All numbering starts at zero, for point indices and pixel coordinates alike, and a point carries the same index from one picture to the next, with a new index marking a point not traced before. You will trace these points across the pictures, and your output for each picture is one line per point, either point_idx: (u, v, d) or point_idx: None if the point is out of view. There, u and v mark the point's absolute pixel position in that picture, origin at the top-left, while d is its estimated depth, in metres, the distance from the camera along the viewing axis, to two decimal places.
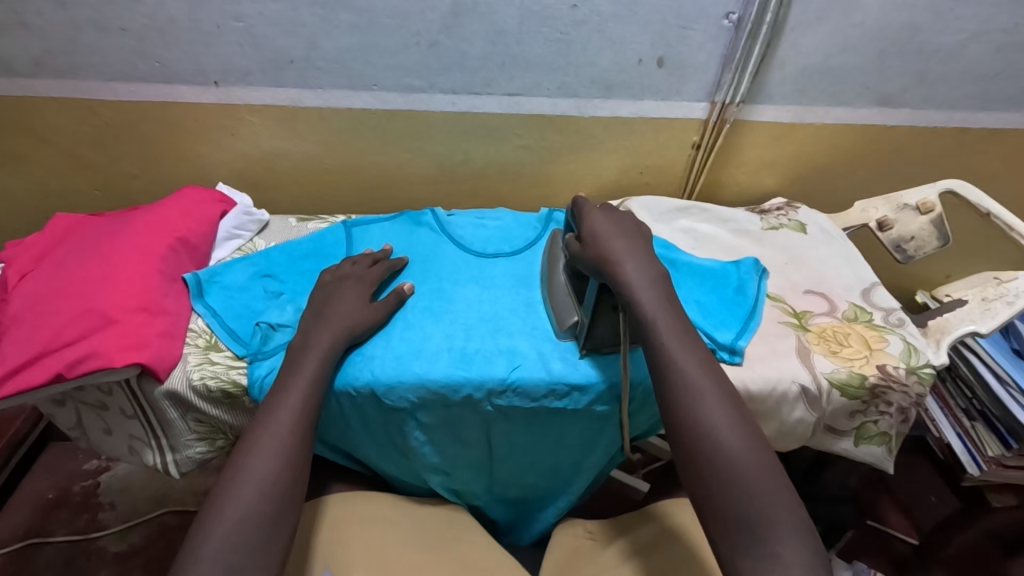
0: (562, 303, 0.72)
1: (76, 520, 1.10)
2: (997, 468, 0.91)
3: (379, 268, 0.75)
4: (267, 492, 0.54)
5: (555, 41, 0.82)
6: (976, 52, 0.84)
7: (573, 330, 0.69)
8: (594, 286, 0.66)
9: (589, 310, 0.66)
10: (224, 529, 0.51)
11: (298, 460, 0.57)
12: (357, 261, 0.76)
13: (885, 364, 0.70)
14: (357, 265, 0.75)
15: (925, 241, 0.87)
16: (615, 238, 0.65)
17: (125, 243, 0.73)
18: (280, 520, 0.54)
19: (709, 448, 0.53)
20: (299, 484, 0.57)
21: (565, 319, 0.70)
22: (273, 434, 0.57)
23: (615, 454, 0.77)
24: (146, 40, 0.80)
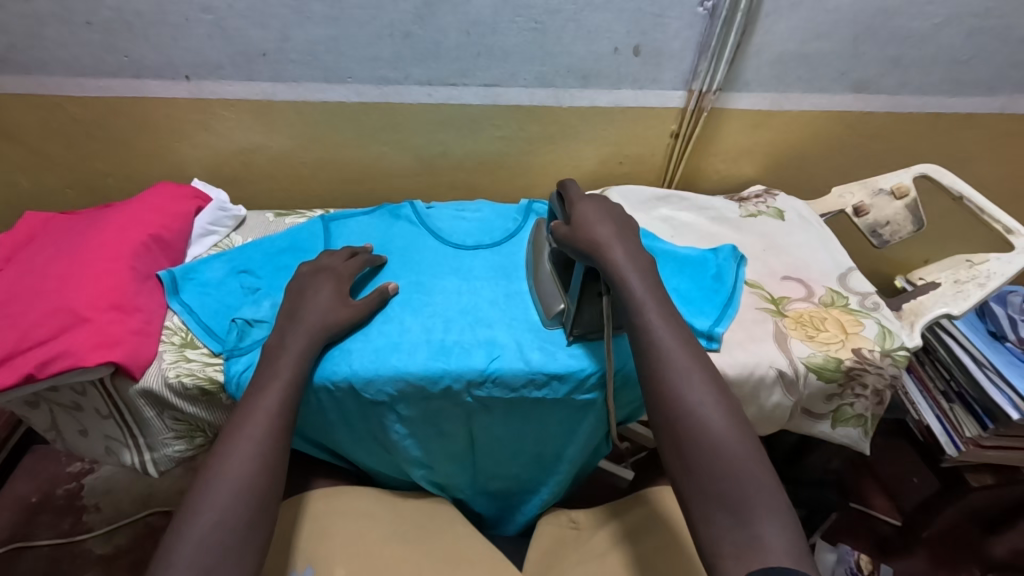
0: (546, 292, 0.72)
1: (60, 523, 1.09)
2: (975, 448, 0.93)
3: (357, 261, 0.75)
4: (241, 494, 0.54)
5: (530, 30, 0.81)
6: (948, 37, 0.85)
7: (559, 318, 0.70)
8: (581, 269, 0.67)
9: (575, 296, 0.67)
10: (198, 532, 0.51)
11: (274, 461, 0.57)
12: (335, 253, 0.76)
13: (861, 348, 0.71)
14: (334, 257, 0.75)
15: (900, 225, 0.88)
16: (593, 224, 0.65)
17: (97, 241, 0.72)
18: (255, 521, 0.54)
19: (677, 427, 0.53)
20: (275, 485, 0.56)
21: (549, 307, 0.71)
22: (249, 435, 0.57)
23: (601, 444, 0.77)
24: (112, 33, 0.79)
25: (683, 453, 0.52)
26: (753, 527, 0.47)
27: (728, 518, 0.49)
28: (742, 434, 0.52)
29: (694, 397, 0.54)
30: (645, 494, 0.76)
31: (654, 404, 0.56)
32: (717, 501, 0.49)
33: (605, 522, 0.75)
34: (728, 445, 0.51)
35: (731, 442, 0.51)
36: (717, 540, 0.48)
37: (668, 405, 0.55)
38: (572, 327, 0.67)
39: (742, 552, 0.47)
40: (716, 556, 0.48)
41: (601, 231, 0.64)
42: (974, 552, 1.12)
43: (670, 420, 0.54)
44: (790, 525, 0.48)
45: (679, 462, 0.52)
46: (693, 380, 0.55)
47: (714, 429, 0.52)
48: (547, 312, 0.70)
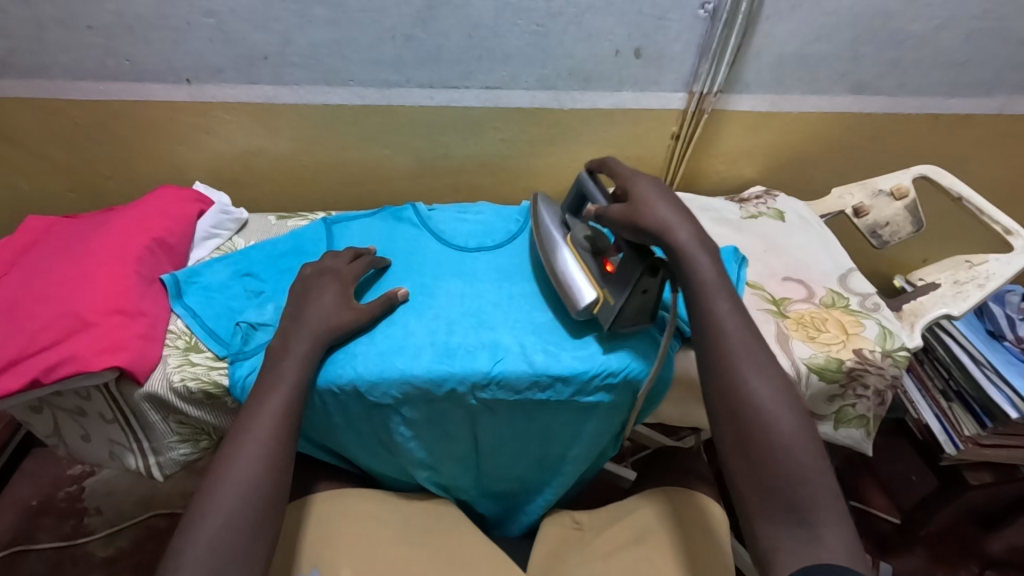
0: (574, 279, 0.69)
1: (62, 526, 1.09)
2: (974, 446, 0.94)
3: (361, 264, 0.75)
4: (252, 497, 0.54)
5: (531, 33, 0.81)
6: (947, 38, 0.85)
7: (592, 310, 0.67)
8: (631, 263, 0.63)
9: (621, 293, 0.64)
10: (212, 536, 0.51)
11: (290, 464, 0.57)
12: (339, 255, 0.76)
13: (862, 348, 0.71)
14: (339, 260, 0.75)
15: (900, 226, 0.89)
16: (654, 204, 0.65)
17: (101, 245, 0.72)
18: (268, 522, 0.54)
19: (738, 422, 0.54)
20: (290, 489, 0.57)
21: (582, 297, 0.67)
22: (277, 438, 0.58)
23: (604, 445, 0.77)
24: (114, 37, 0.79)
25: (749, 449, 0.53)
26: (817, 528, 0.49)
27: (789, 518, 0.50)
28: (809, 433, 0.53)
29: (763, 393, 0.54)
30: (648, 495, 0.77)
31: (722, 395, 0.56)
32: (779, 502, 0.50)
33: (610, 522, 0.76)
34: (800, 446, 0.52)
35: (801, 443, 0.52)
36: (779, 538, 0.50)
37: (734, 396, 0.55)
38: (615, 322, 0.66)
39: (806, 550, 0.49)
40: (774, 550, 0.50)
41: (664, 212, 0.64)
42: (972, 549, 1.13)
43: (734, 411, 0.55)
44: (847, 525, 0.50)
45: (742, 458, 0.53)
46: (765, 373, 0.56)
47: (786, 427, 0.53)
48: (582, 302, 0.67)
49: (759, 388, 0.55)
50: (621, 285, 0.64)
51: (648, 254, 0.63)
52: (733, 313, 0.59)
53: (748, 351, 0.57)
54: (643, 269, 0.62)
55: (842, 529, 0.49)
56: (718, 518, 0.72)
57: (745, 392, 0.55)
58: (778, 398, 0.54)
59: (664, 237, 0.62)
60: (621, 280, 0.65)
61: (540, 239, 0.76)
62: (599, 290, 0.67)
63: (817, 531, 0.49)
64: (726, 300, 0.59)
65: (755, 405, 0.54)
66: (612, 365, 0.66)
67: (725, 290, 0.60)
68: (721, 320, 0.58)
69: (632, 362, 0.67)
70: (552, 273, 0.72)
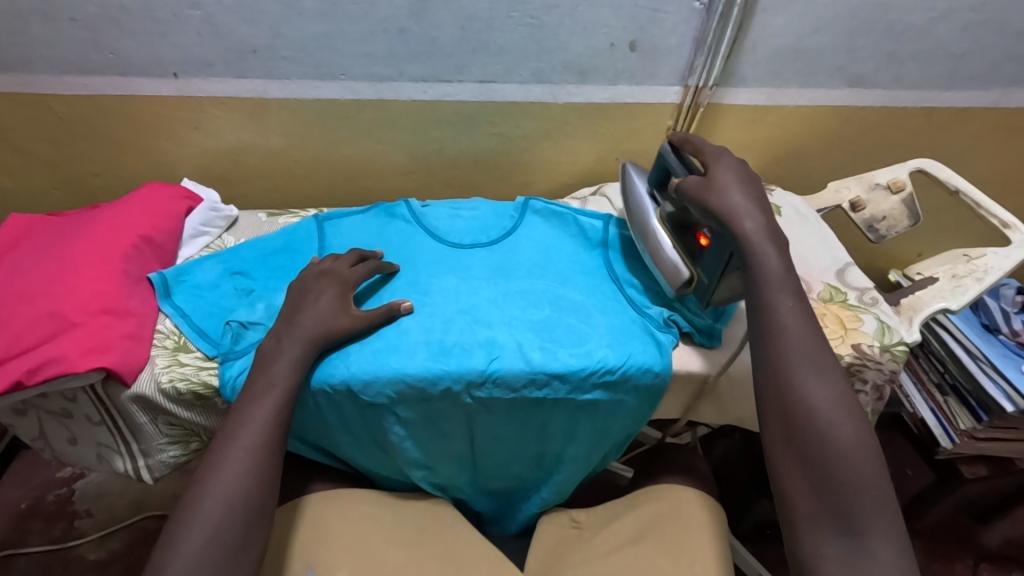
0: (669, 256, 0.70)
1: (51, 529, 1.07)
2: (969, 440, 0.94)
3: (364, 267, 0.73)
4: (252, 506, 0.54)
5: (526, 26, 0.80)
6: (943, 31, 0.85)
7: (688, 288, 0.70)
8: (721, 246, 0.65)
9: (711, 274, 0.67)
10: (218, 551, 0.51)
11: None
12: (340, 257, 0.73)
13: (861, 343, 0.71)
14: (339, 262, 0.73)
15: (897, 220, 0.88)
16: (726, 190, 0.63)
17: (87, 244, 0.71)
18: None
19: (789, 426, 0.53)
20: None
21: (679, 275, 0.69)
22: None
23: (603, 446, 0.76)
24: (98, 30, 0.77)
25: (800, 452, 0.52)
26: (867, 539, 0.49)
27: (836, 527, 0.50)
28: (867, 442, 0.52)
29: (820, 396, 0.54)
30: (647, 492, 0.77)
31: (774, 394, 0.55)
32: (826, 507, 0.50)
33: (612, 520, 0.76)
34: (859, 457, 0.51)
35: (857, 452, 0.51)
36: (823, 547, 0.50)
37: (789, 398, 0.54)
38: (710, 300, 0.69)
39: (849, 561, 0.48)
40: (816, 557, 0.50)
41: (736, 198, 0.62)
42: (967, 542, 1.13)
43: (787, 411, 0.54)
44: (897, 535, 0.49)
45: (794, 460, 0.53)
46: (816, 375, 0.55)
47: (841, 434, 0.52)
48: (679, 281, 0.69)
49: (815, 392, 0.54)
50: (714, 265, 0.66)
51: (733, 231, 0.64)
52: (797, 310, 0.57)
53: (796, 350, 0.55)
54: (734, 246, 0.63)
55: (892, 539, 0.49)
56: (717, 515, 0.73)
57: (800, 397, 0.54)
58: (815, 399, 0.54)
59: (732, 225, 0.61)
60: (713, 260, 0.66)
61: (631, 212, 0.75)
62: (693, 268, 0.69)
63: (866, 543, 0.49)
64: (789, 297, 0.58)
65: (809, 409, 0.53)
66: (609, 363, 0.66)
67: (790, 284, 0.58)
68: (781, 316, 0.57)
69: (629, 360, 0.66)
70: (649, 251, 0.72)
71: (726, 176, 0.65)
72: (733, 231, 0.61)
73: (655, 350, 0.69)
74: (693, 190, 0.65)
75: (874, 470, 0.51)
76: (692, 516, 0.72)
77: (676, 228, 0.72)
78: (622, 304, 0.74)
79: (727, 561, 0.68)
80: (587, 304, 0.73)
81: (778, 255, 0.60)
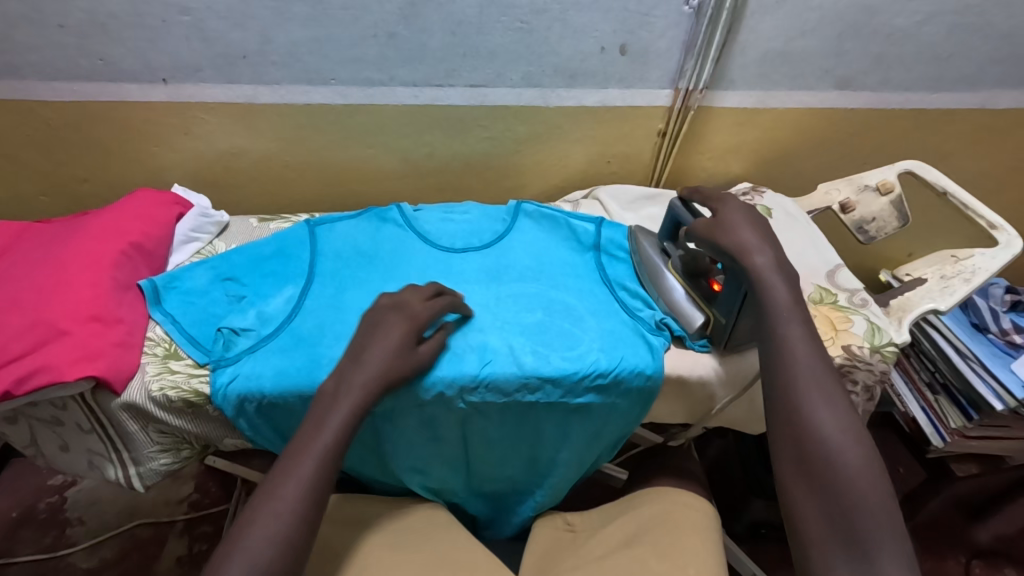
0: (684, 305, 0.72)
1: (43, 538, 1.06)
2: (959, 438, 0.95)
3: (441, 303, 0.67)
4: (275, 539, 0.52)
5: (516, 30, 0.80)
6: (930, 33, 0.85)
7: (704, 330, 0.71)
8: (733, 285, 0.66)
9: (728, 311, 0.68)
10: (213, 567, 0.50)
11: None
12: (418, 288, 0.68)
13: (851, 344, 0.71)
14: (415, 293, 0.67)
15: (886, 221, 0.89)
16: (736, 228, 0.65)
17: (76, 251, 0.70)
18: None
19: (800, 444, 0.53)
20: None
21: (693, 320, 0.71)
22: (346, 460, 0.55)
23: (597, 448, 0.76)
24: (85, 36, 0.76)
25: (813, 479, 0.51)
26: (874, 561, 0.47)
27: (846, 550, 0.48)
28: (874, 462, 0.52)
29: (829, 424, 0.53)
30: (641, 495, 0.77)
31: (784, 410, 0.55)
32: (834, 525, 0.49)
33: (604, 524, 0.75)
34: (866, 480, 0.50)
35: (866, 477, 0.50)
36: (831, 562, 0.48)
37: (800, 424, 0.54)
38: (730, 338, 0.69)
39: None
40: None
41: (747, 236, 0.64)
42: (959, 539, 1.14)
43: (799, 439, 0.53)
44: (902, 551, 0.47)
45: (806, 486, 0.51)
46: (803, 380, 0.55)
47: (850, 459, 0.51)
48: (694, 325, 0.71)
49: (828, 419, 0.53)
50: (729, 303, 0.67)
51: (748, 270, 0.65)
52: (807, 341, 0.57)
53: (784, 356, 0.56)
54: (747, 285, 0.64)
55: (900, 558, 0.47)
56: (707, 518, 0.73)
57: (807, 417, 0.54)
58: (804, 404, 0.54)
59: (740, 260, 0.62)
60: (728, 298, 0.67)
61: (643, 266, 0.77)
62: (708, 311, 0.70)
63: (875, 565, 0.46)
64: (798, 327, 0.58)
65: (819, 434, 0.53)
66: (601, 367, 0.66)
67: (799, 317, 0.59)
68: (789, 344, 0.58)
69: (621, 364, 0.66)
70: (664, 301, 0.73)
71: (736, 217, 0.66)
72: (744, 265, 0.62)
73: (647, 353, 0.69)
74: (703, 232, 0.67)
75: (886, 497, 0.50)
76: (686, 519, 0.72)
77: (688, 275, 0.74)
78: (614, 307, 0.74)
79: (721, 562, 0.68)
80: (579, 307, 0.73)
81: (787, 288, 0.60)
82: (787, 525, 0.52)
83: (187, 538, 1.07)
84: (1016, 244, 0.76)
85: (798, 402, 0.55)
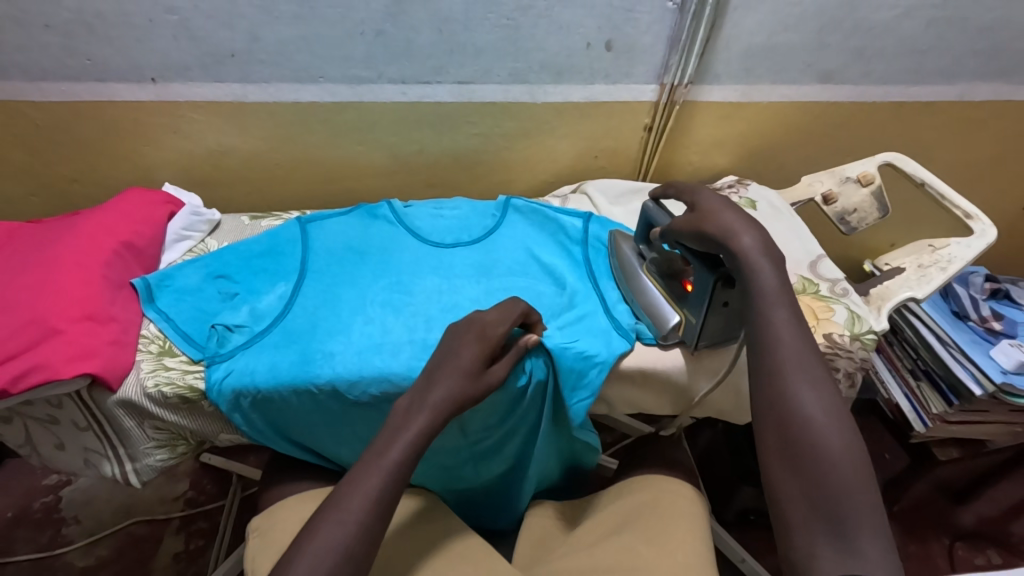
0: (657, 306, 0.72)
1: (39, 537, 1.07)
2: (941, 423, 0.97)
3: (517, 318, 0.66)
4: None
5: (502, 27, 0.81)
6: (909, 28, 0.87)
7: (678, 331, 0.70)
8: (706, 282, 0.64)
9: (699, 310, 0.67)
10: None
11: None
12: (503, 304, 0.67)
13: (832, 332, 0.73)
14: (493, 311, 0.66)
15: (867, 212, 0.91)
16: (720, 211, 0.63)
17: (68, 250, 0.71)
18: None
19: (784, 427, 0.50)
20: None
21: (667, 320, 0.70)
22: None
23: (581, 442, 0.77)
24: (72, 35, 0.77)
25: (796, 458, 0.49)
26: (855, 540, 0.44)
27: (828, 528, 0.46)
28: (860, 445, 0.49)
29: (814, 407, 0.50)
30: (634, 483, 0.79)
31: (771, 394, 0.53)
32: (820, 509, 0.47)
33: (596, 513, 0.77)
34: (849, 462, 0.48)
35: (850, 458, 0.48)
36: (816, 541, 0.45)
37: (784, 406, 0.51)
38: (700, 338, 0.68)
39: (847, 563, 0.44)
40: (811, 557, 0.45)
41: (730, 218, 0.61)
42: (943, 522, 1.17)
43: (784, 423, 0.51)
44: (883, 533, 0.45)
45: (787, 466, 0.49)
46: None
47: (835, 442, 0.48)
48: (667, 325, 0.70)
49: (810, 403, 0.51)
50: (700, 301, 0.66)
51: (718, 264, 0.64)
52: (792, 323, 0.55)
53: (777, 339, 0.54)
54: (715, 281, 0.63)
55: (884, 538, 0.45)
56: (693, 506, 0.75)
57: None
58: None
59: (729, 243, 0.60)
60: (699, 297, 0.66)
61: (619, 273, 0.77)
62: (682, 311, 0.70)
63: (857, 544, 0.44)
64: (786, 309, 0.55)
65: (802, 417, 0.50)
66: (544, 346, 0.69)
67: (787, 300, 0.56)
68: (777, 328, 0.55)
69: (571, 346, 0.69)
70: (639, 304, 0.73)
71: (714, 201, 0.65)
72: (732, 248, 0.59)
73: (606, 348, 0.69)
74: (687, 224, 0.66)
75: (866, 480, 0.47)
76: (677, 504, 0.74)
77: (663, 278, 0.73)
78: (595, 303, 0.75)
79: (710, 543, 0.70)
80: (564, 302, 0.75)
81: (775, 271, 0.57)
82: (772, 506, 0.50)
83: (183, 534, 1.08)
84: (990, 234, 0.78)
85: (779, 387, 0.52)
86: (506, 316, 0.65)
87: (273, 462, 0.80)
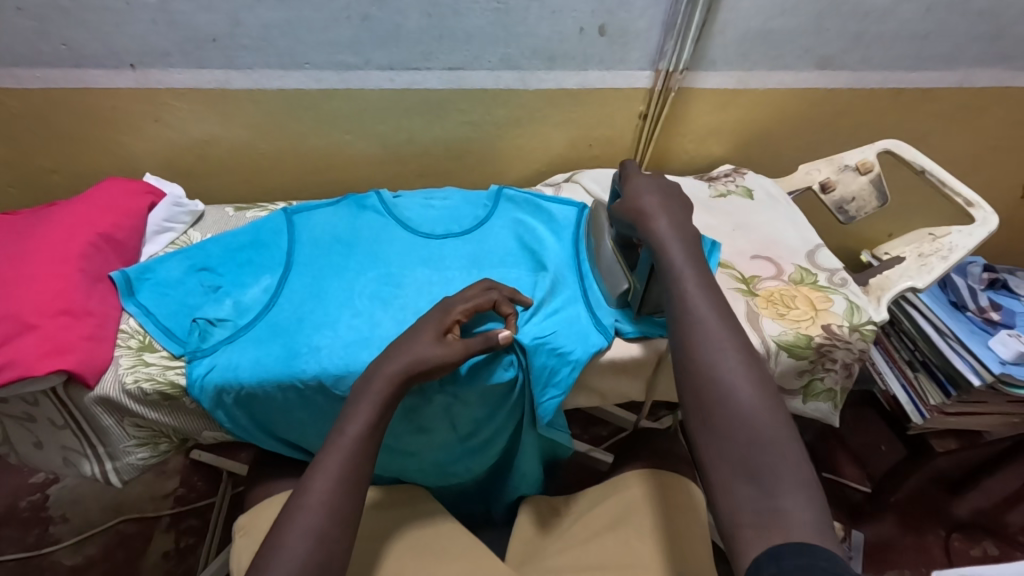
0: (613, 269, 0.72)
1: (25, 537, 1.05)
2: (939, 415, 0.96)
3: (489, 301, 0.66)
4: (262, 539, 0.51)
5: (492, 11, 0.79)
6: (908, 12, 0.86)
7: (626, 297, 0.71)
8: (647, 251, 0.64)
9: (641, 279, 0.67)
10: None
11: (351, 480, 0.53)
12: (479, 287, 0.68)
13: (830, 323, 0.71)
14: (466, 296, 0.66)
15: (865, 201, 0.89)
16: None
17: (43, 243, 0.68)
18: (329, 557, 0.50)
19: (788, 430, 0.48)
20: (360, 505, 0.54)
21: (616, 285, 0.71)
22: (336, 446, 0.54)
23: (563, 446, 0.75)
24: (46, 19, 0.74)
25: (728, 439, 0.48)
26: (776, 497, 0.44)
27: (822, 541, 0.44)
28: None
29: None
30: (626, 477, 0.75)
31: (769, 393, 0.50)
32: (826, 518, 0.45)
33: (589, 508, 0.74)
34: None
35: None
36: (738, 502, 0.45)
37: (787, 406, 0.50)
38: (640, 306, 0.69)
39: (760, 521, 0.44)
40: (736, 526, 0.45)
41: None
42: (940, 514, 1.16)
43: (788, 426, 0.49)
44: (816, 499, 0.44)
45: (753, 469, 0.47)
46: None
47: None
48: (615, 290, 0.71)
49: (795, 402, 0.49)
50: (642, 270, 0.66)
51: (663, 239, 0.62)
52: None
53: None
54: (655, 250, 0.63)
55: None
56: (688, 500, 0.73)
57: None
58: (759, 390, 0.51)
59: None
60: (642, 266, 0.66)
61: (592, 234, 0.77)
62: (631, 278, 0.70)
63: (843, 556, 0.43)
64: None
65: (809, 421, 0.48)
66: (516, 343, 0.66)
67: None
68: None
69: (546, 340, 0.66)
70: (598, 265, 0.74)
71: None
72: None
73: (580, 346, 0.67)
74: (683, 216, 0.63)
75: None
76: (672, 498, 0.72)
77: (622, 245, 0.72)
78: (579, 296, 0.73)
79: (706, 541, 0.69)
80: (553, 295, 0.72)
81: None
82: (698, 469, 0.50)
83: (173, 532, 1.06)
84: (992, 222, 0.77)
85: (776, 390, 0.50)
86: (474, 298, 0.66)
87: (260, 460, 0.78)
